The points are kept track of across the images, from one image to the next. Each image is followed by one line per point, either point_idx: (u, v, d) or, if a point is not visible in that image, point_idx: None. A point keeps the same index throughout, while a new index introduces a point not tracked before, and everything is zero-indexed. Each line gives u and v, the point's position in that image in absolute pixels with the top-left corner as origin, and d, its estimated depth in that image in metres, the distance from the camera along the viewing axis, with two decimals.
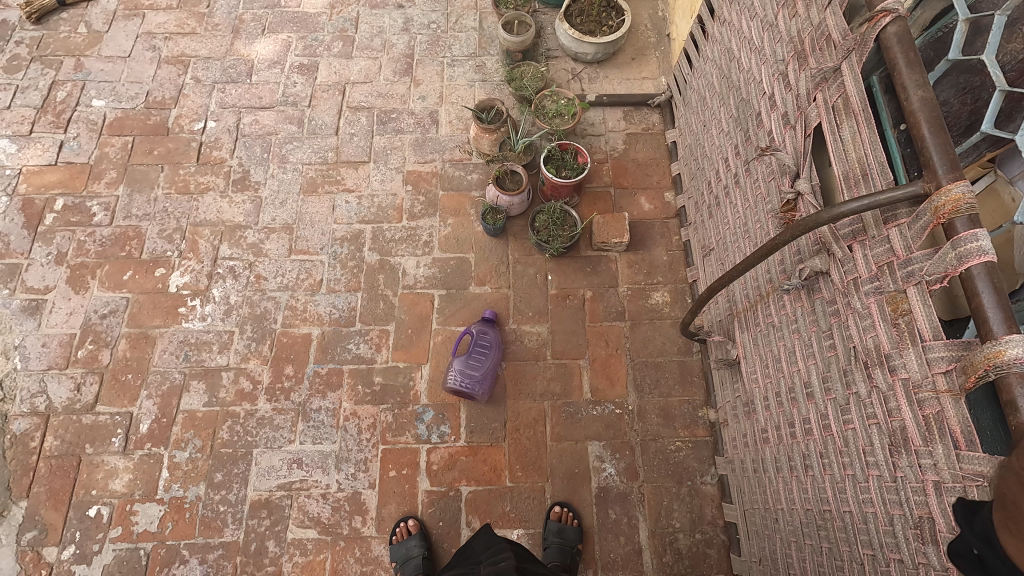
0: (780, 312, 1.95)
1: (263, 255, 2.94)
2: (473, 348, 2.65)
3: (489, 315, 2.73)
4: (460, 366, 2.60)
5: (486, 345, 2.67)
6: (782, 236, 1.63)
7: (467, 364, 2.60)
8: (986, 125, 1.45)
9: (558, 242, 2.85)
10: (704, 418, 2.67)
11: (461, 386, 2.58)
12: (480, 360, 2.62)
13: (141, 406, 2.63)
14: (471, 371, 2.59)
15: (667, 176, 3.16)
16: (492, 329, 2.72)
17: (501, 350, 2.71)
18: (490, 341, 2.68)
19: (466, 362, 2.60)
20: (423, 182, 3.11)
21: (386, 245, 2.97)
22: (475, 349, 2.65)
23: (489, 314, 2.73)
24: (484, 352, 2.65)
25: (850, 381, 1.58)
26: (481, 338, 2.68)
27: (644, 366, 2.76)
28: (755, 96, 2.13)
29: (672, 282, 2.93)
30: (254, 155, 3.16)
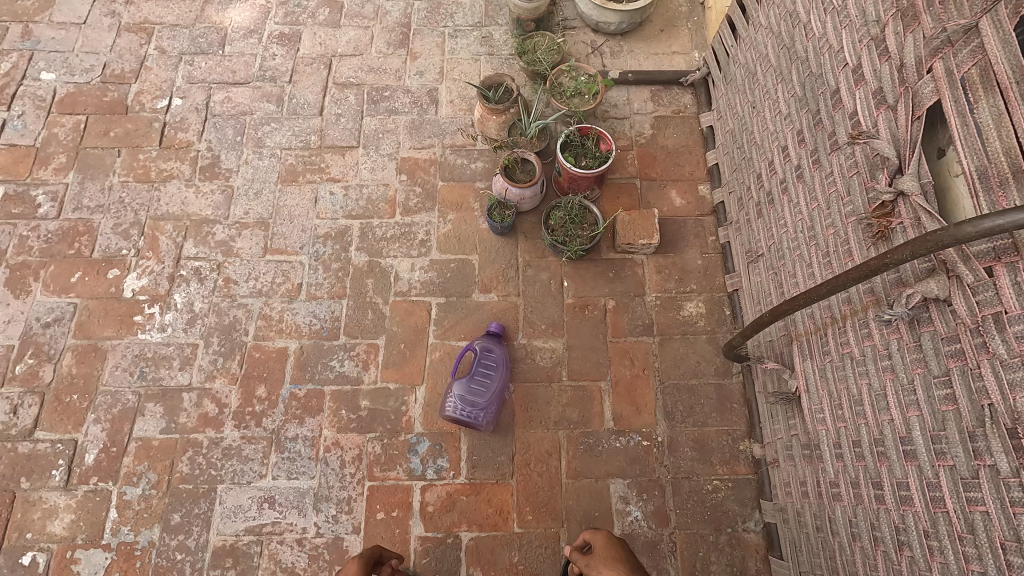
0: (864, 343, 1.55)
1: (233, 255, 2.54)
2: (475, 370, 2.27)
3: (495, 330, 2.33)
4: (459, 392, 2.23)
5: (490, 366, 2.29)
6: (898, 253, 1.22)
7: (467, 390, 2.23)
8: None
9: (577, 244, 2.44)
10: (746, 452, 2.28)
11: (462, 417, 2.21)
12: (483, 385, 2.24)
13: (87, 433, 2.25)
14: (473, 398, 2.22)
15: (701, 166, 2.73)
16: (498, 346, 2.32)
17: (509, 370, 2.32)
18: (496, 360, 2.30)
19: (467, 388, 2.22)
20: (420, 170, 2.70)
21: (376, 244, 2.57)
22: (477, 372, 2.27)
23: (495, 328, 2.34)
24: (489, 374, 2.27)
25: (980, 450, 1.19)
26: (484, 358, 2.29)
27: (675, 391, 2.37)
28: (832, 69, 1.70)
29: (708, 290, 2.52)
30: (225, 137, 2.74)
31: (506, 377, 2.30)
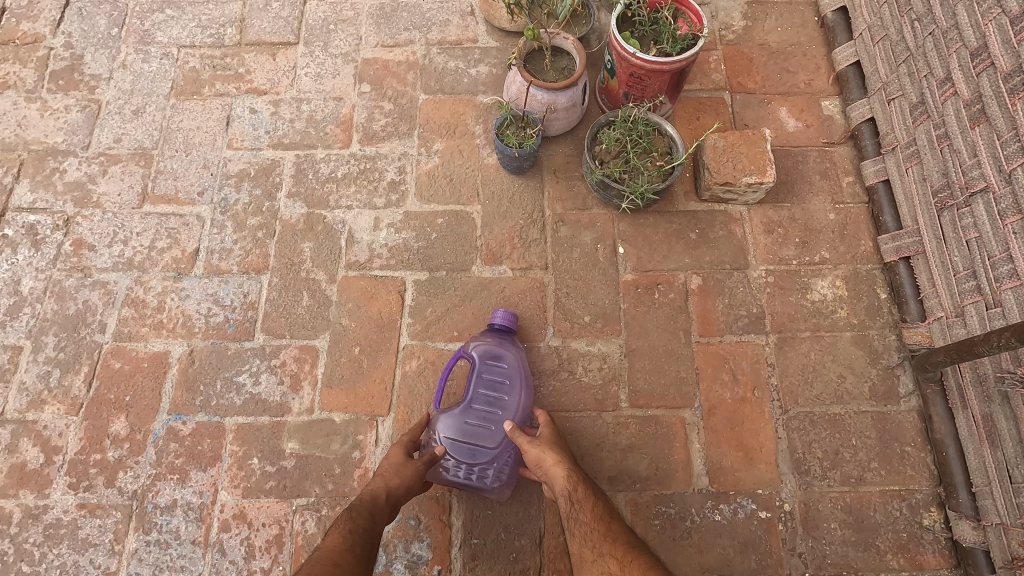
0: None
1: (91, 205, 1.60)
2: (472, 395, 1.33)
3: (501, 323, 1.39)
4: (446, 436, 1.31)
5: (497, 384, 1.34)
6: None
7: (461, 431, 1.30)
8: None
9: (643, 180, 1.49)
10: (936, 531, 1.34)
11: (454, 478, 1.30)
12: (488, 419, 1.31)
13: None
14: (471, 445, 1.30)
15: (823, 72, 1.77)
16: (510, 351, 1.36)
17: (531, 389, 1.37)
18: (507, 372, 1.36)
19: (458, 427, 1.30)
20: (391, 78, 1.75)
21: (320, 189, 1.62)
22: (476, 398, 1.33)
23: (502, 321, 1.39)
24: (497, 401, 1.33)
25: None
26: (487, 372, 1.35)
27: (807, 425, 1.42)
28: None
29: (849, 260, 1.56)
30: (94, 30, 1.79)
31: (527, 403, 1.35)
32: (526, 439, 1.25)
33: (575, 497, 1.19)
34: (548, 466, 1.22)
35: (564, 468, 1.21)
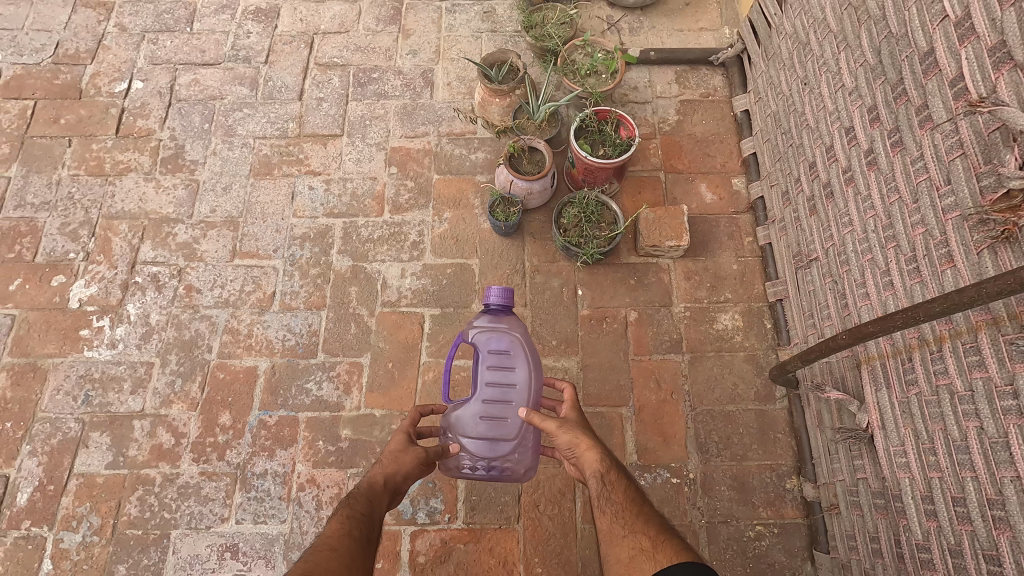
0: (972, 375, 1.21)
1: (197, 259, 2.20)
2: (484, 382, 1.64)
3: (497, 303, 1.62)
4: (468, 422, 1.64)
5: (506, 369, 1.65)
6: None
7: (479, 418, 1.63)
8: None
9: (593, 245, 2.09)
10: (794, 492, 1.93)
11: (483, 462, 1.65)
12: (501, 405, 1.63)
13: (22, 468, 1.93)
14: (489, 431, 1.63)
15: (735, 157, 2.37)
16: (509, 339, 1.65)
17: (536, 369, 1.65)
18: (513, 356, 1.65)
19: (475, 416, 1.63)
20: (412, 162, 2.36)
21: (361, 247, 2.23)
22: (488, 384, 1.63)
23: (496, 301, 1.62)
24: (507, 385, 1.63)
25: None
26: (493, 360, 1.65)
27: (708, 419, 2.02)
28: (923, 24, 1.34)
29: (745, 300, 2.16)
30: (191, 125, 2.41)
31: (531, 379, 1.63)
32: (561, 426, 1.52)
33: (608, 479, 1.44)
34: (583, 452, 1.49)
35: (598, 454, 1.48)
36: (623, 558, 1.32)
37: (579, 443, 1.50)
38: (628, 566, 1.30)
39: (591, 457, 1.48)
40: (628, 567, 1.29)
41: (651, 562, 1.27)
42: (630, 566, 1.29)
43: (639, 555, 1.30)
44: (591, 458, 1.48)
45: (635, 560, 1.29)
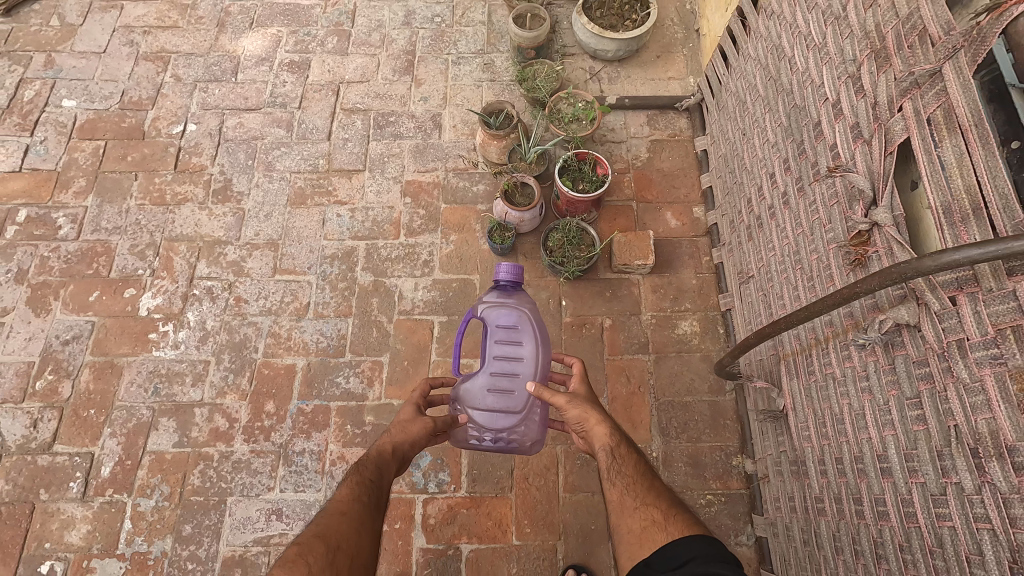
0: (844, 364, 1.63)
1: (244, 274, 2.64)
2: (496, 356, 2.01)
3: (506, 280, 1.99)
4: (482, 388, 2.00)
5: (514, 344, 2.02)
6: (951, 252, 1.10)
7: (491, 386, 1.99)
8: None
9: (574, 264, 2.51)
10: (739, 467, 2.34)
11: (496, 427, 2.00)
12: (509, 376, 1.99)
13: (103, 446, 2.35)
14: (499, 398, 1.99)
15: (696, 189, 2.81)
16: (519, 318, 2.04)
17: (541, 345, 2.01)
18: (520, 332, 2.03)
19: (487, 385, 1.99)
20: (423, 193, 2.80)
21: (381, 265, 2.66)
22: (499, 357, 2.01)
23: (506, 278, 1.99)
24: (516, 358, 2.01)
25: (947, 468, 1.27)
26: (505, 337, 2.03)
27: (669, 408, 2.44)
28: (814, 101, 1.78)
29: (702, 309, 2.59)
30: (237, 161, 2.86)
31: (537, 351, 2.00)
32: (569, 400, 1.76)
33: (617, 452, 1.65)
34: (593, 426, 1.72)
35: (606, 430, 1.70)
36: (636, 529, 1.47)
37: (592, 419, 1.73)
38: (640, 535, 1.45)
39: (602, 432, 1.70)
40: (640, 536, 1.44)
41: (663, 532, 1.43)
42: (642, 535, 1.44)
43: (652, 527, 1.45)
44: (603, 434, 1.69)
45: (647, 529, 1.45)
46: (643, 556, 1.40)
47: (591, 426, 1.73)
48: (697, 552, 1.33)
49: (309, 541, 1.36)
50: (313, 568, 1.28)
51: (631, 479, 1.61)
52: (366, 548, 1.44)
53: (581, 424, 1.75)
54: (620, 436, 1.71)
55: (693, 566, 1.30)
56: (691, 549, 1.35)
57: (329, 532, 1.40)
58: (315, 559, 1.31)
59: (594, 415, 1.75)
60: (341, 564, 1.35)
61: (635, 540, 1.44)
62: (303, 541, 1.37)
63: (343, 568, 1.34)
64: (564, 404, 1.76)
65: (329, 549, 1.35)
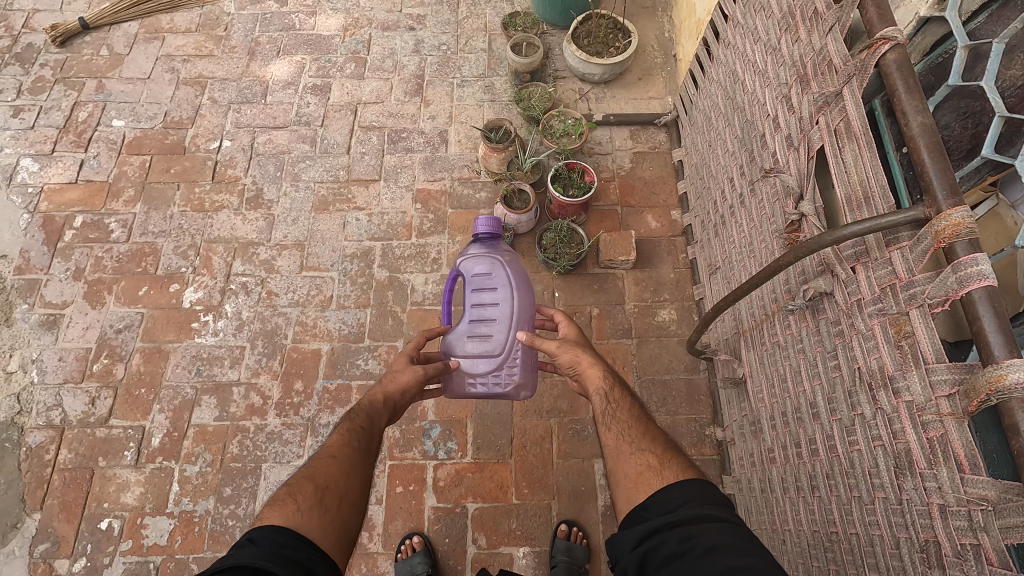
0: (786, 331, 1.97)
1: (275, 271, 2.99)
2: (479, 308, 2.24)
3: (485, 232, 2.30)
4: (464, 336, 2.21)
5: (494, 297, 2.26)
6: (845, 228, 1.42)
7: (472, 333, 2.20)
8: (953, 80, 1.51)
9: (565, 260, 2.87)
10: (711, 436, 2.66)
11: (482, 371, 2.19)
12: (488, 321, 2.21)
13: (153, 420, 2.68)
14: (479, 343, 2.19)
15: (674, 195, 3.17)
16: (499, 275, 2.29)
17: (519, 297, 2.25)
18: (493, 281, 2.28)
19: (468, 333, 2.19)
20: (432, 200, 3.16)
21: (395, 262, 3.01)
22: (482, 308, 2.24)
23: (484, 230, 2.31)
24: (496, 308, 2.23)
25: (855, 402, 1.60)
26: (486, 291, 2.28)
27: (650, 384, 2.77)
28: (760, 117, 2.14)
29: (679, 299, 2.93)
30: (267, 173, 3.23)
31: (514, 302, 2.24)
32: (559, 345, 1.91)
33: (611, 397, 1.77)
34: (586, 369, 1.86)
35: (600, 374, 1.83)
36: (631, 473, 1.53)
37: (587, 363, 1.87)
38: (636, 479, 1.51)
39: (597, 382, 1.81)
40: (635, 480, 1.51)
41: (658, 477, 1.49)
42: (638, 480, 1.50)
43: (648, 471, 1.52)
44: (598, 381, 1.81)
45: (643, 474, 1.51)
46: (641, 500, 1.45)
47: (586, 373, 1.86)
48: (692, 495, 1.38)
49: (299, 482, 1.44)
50: (302, 507, 1.37)
51: (624, 424, 1.70)
52: (356, 489, 1.51)
53: (576, 368, 1.90)
54: (617, 386, 1.81)
55: (689, 508, 1.34)
56: (685, 491, 1.40)
57: (318, 473, 1.48)
58: (304, 498, 1.39)
59: (589, 363, 1.87)
60: (330, 503, 1.42)
61: (631, 485, 1.51)
62: (293, 482, 1.45)
63: (332, 506, 1.42)
64: (555, 349, 1.91)
65: (317, 489, 1.43)
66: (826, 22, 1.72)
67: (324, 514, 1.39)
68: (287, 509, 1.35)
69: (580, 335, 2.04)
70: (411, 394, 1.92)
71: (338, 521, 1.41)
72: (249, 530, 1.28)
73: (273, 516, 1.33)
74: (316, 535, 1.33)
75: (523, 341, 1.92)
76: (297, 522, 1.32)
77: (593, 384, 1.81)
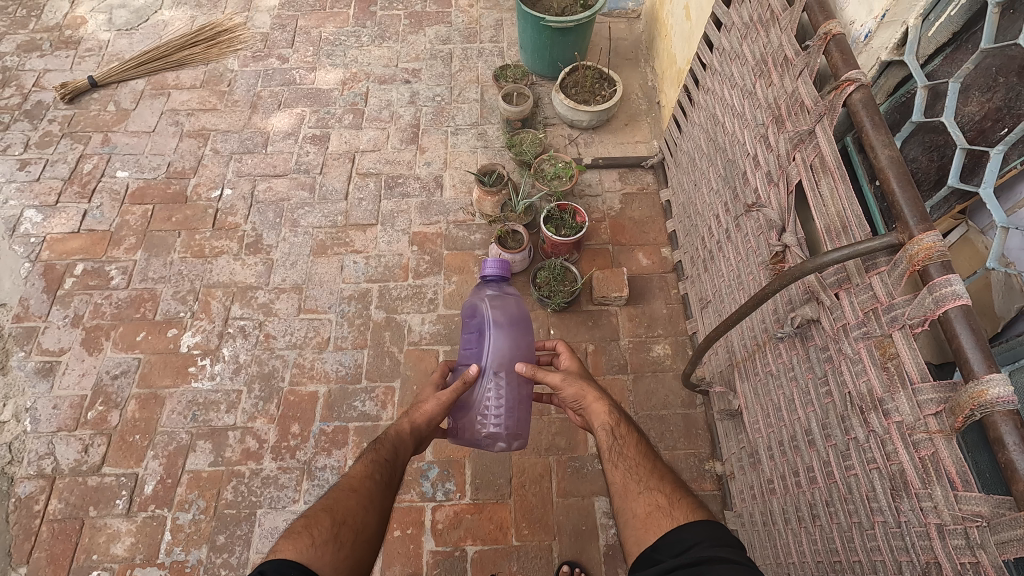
0: (778, 361, 2.01)
1: (273, 314, 3.02)
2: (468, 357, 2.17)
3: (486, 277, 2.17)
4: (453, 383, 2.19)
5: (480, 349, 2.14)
6: (826, 255, 1.48)
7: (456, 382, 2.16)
8: (916, 117, 1.63)
9: (559, 297, 2.91)
10: (711, 470, 2.65)
11: (464, 424, 2.14)
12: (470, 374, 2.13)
13: (147, 467, 2.64)
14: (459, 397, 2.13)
15: (663, 233, 3.27)
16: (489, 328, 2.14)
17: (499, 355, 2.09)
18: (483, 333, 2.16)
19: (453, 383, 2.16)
20: (428, 242, 3.24)
21: (392, 303, 3.05)
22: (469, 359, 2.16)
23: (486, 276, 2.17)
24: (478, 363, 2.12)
25: (848, 427, 1.63)
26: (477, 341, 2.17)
27: (647, 420, 2.77)
28: (740, 156, 2.25)
29: (672, 334, 2.98)
30: (267, 219, 3.31)
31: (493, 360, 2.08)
32: (562, 377, 1.93)
33: (618, 432, 1.77)
34: (591, 402, 1.88)
35: (607, 407, 1.85)
36: (640, 513, 1.53)
37: (593, 398, 1.89)
38: (645, 519, 1.51)
39: (604, 417, 1.82)
40: (644, 521, 1.50)
41: (667, 517, 1.48)
42: (648, 521, 1.49)
43: (658, 511, 1.51)
44: (604, 415, 1.83)
45: (652, 513, 1.50)
46: (650, 541, 1.45)
47: (591, 407, 1.87)
48: (706, 535, 1.37)
49: (317, 515, 1.43)
50: (316, 541, 1.36)
51: (632, 460, 1.70)
52: (371, 525, 1.50)
53: (580, 403, 1.92)
54: (623, 421, 1.82)
55: (701, 549, 1.33)
56: (694, 534, 1.39)
57: (337, 507, 1.47)
58: (320, 532, 1.38)
59: (592, 395, 1.89)
60: (345, 539, 1.41)
61: (640, 525, 1.50)
62: (311, 513, 1.45)
63: (346, 542, 1.41)
64: (559, 382, 1.92)
65: (334, 523, 1.42)
66: (795, 67, 1.85)
67: (338, 549, 1.37)
68: (302, 543, 1.34)
69: (581, 367, 2.06)
70: (437, 423, 1.89)
71: (352, 557, 1.39)
72: (263, 562, 1.27)
73: (288, 549, 1.32)
74: (327, 571, 1.32)
75: (524, 372, 1.92)
76: (312, 557, 1.31)
77: (598, 417, 1.83)
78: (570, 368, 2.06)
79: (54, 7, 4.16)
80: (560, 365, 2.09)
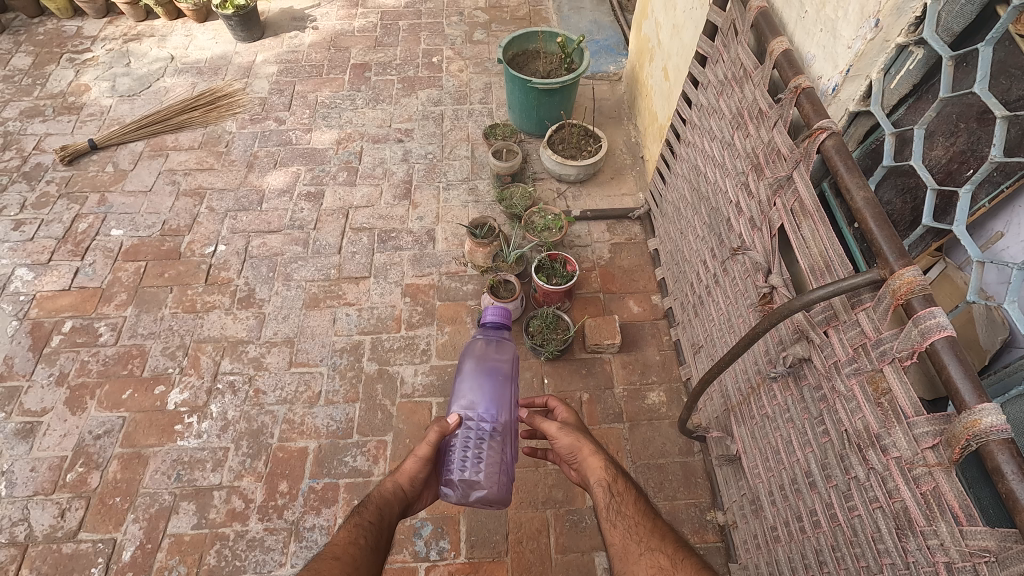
0: (773, 402, 2.01)
1: (263, 368, 2.99)
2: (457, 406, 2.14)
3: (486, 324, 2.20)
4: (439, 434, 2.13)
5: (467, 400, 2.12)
6: (811, 292, 1.52)
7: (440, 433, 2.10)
8: (887, 161, 1.66)
9: (552, 345, 2.93)
10: (713, 521, 2.58)
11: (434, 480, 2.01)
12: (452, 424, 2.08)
13: (126, 531, 2.52)
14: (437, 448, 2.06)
15: (652, 280, 3.33)
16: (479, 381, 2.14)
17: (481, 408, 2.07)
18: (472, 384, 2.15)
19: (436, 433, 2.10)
20: (421, 293, 3.26)
21: (384, 355, 3.04)
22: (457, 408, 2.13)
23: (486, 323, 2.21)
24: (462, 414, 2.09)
25: (848, 466, 1.62)
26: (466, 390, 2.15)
27: (645, 469, 2.72)
28: (723, 204, 2.34)
29: (667, 381, 2.97)
30: (259, 273, 3.33)
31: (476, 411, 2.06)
32: (559, 428, 1.88)
33: (616, 489, 1.72)
34: (587, 456, 1.83)
35: (602, 462, 1.80)
36: None
37: (589, 451, 1.84)
38: None
39: (598, 471, 1.78)
40: None
41: None
42: None
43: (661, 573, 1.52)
44: (598, 470, 1.78)
45: None
46: None
47: (586, 461, 1.82)
48: None
49: None
50: None
51: (632, 519, 1.66)
52: None
53: (575, 455, 1.87)
54: (619, 474, 1.78)
55: None
56: None
57: None
58: None
59: (587, 449, 1.85)
60: None
61: None
62: None
63: None
64: (556, 433, 1.88)
65: None
66: (770, 118, 1.95)
67: None
68: None
69: (578, 419, 2.02)
70: (423, 480, 1.82)
71: None
72: None
73: None
74: None
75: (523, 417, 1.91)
76: None
77: (592, 472, 1.78)
78: (567, 419, 2.02)
79: (58, 76, 4.33)
80: (555, 416, 2.06)
